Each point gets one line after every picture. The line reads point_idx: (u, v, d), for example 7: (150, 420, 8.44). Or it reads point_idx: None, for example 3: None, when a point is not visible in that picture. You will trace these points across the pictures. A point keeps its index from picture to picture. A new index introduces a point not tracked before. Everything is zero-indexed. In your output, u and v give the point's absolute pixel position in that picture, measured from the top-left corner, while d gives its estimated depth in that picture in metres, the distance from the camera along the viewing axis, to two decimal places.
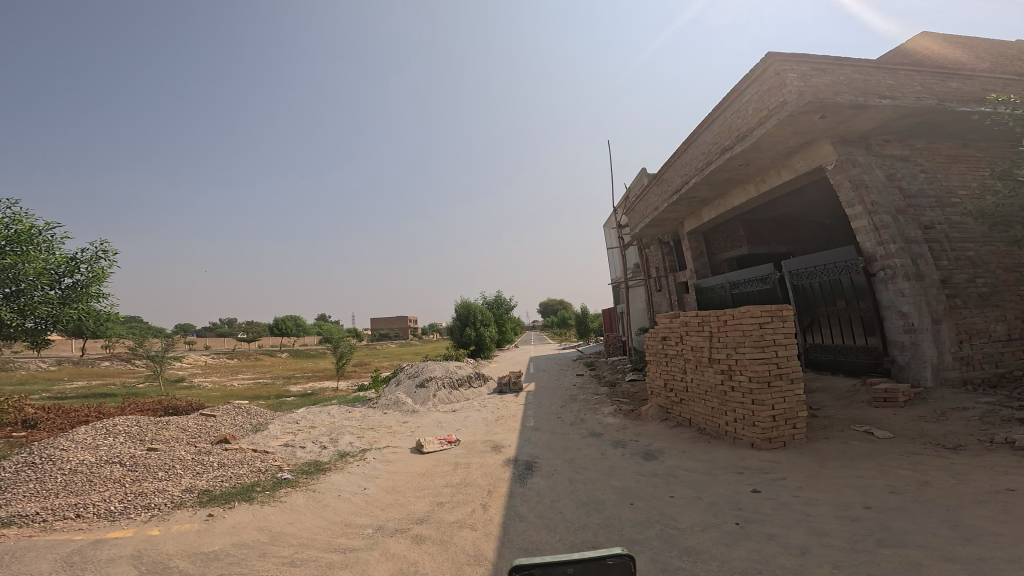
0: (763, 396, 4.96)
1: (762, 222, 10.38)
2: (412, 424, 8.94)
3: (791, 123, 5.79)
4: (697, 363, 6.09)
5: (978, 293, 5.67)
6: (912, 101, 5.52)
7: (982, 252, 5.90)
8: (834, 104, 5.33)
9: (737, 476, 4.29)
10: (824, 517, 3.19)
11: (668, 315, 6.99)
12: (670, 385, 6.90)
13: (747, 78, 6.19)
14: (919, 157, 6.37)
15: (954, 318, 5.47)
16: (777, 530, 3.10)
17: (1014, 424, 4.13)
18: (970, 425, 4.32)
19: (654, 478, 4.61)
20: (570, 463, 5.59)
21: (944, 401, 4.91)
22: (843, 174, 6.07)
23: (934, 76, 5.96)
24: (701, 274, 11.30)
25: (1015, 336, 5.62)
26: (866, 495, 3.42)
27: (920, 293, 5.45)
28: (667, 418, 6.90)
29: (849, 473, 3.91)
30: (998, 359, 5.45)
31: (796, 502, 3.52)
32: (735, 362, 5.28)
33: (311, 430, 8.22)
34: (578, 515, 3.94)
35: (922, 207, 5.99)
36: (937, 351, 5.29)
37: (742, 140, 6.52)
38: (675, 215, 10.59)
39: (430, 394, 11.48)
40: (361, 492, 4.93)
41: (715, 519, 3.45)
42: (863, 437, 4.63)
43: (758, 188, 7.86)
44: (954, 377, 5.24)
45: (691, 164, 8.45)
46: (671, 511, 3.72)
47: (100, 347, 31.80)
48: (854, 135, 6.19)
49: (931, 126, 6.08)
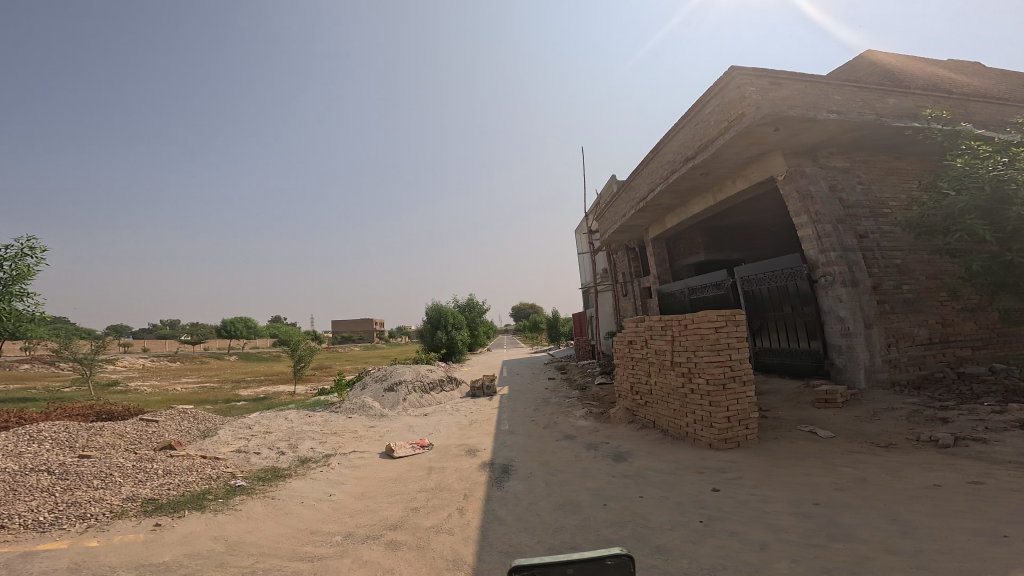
0: (719, 398, 5.50)
1: (719, 231, 11.26)
2: (379, 429, 9.02)
3: (749, 134, 6.43)
4: (659, 366, 6.60)
5: (904, 299, 6.49)
6: (856, 116, 6.22)
7: (909, 260, 6.71)
8: (788, 117, 5.98)
9: (699, 475, 4.77)
10: (781, 513, 3.69)
11: (634, 319, 7.50)
12: (635, 387, 7.43)
13: (710, 91, 6.82)
14: (858, 169, 7.19)
15: (884, 323, 6.27)
16: (738, 527, 3.55)
17: (936, 423, 4.84)
18: (900, 424, 5.02)
19: (625, 479, 5.03)
20: (545, 465, 5.94)
21: (877, 401, 5.65)
22: (792, 184, 6.84)
23: (875, 93, 6.74)
24: (664, 279, 12.08)
25: (937, 340, 6.42)
26: (816, 492, 3.96)
27: (855, 298, 6.23)
28: (633, 420, 7.43)
29: (799, 472, 4.47)
30: (921, 361, 6.26)
31: (753, 500, 4.01)
32: (694, 365, 5.79)
33: (266, 435, 8.14)
34: (556, 516, 4.27)
35: (859, 217, 6.79)
36: (869, 354, 6.07)
37: (705, 149, 7.16)
38: (642, 221, 11.31)
39: (400, 398, 11.52)
40: (328, 499, 5.04)
41: (682, 518, 3.87)
42: (809, 437, 5.25)
43: (715, 197, 8.61)
44: (884, 379, 6.04)
45: (657, 173, 9.13)
46: (642, 511, 4.13)
47: (19, 349, 29.09)
48: (804, 147, 6.95)
49: (872, 140, 6.85)
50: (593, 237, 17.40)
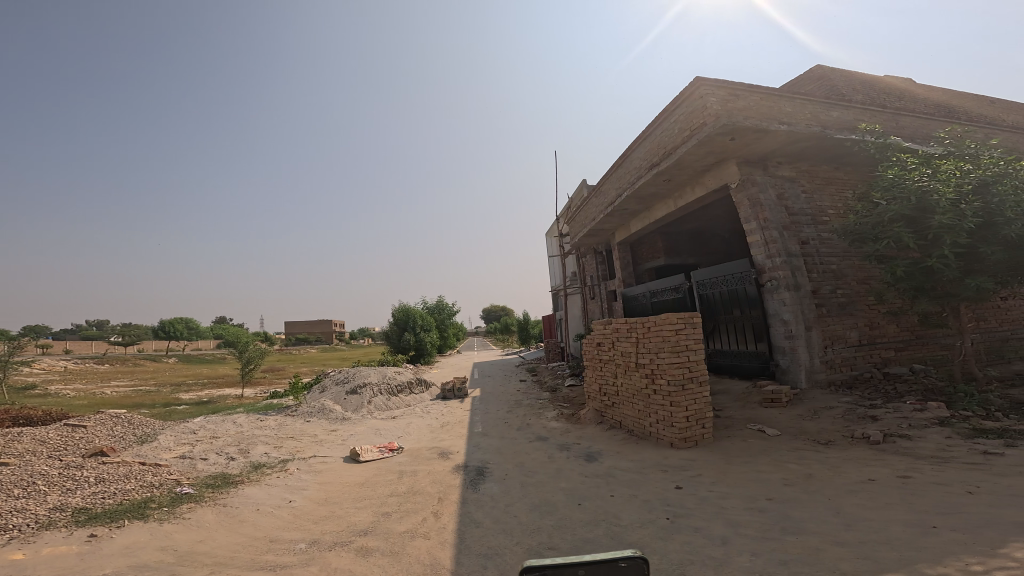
0: (679, 398, 6.03)
1: (678, 235, 12.15)
2: (341, 433, 9.03)
3: (709, 143, 7.07)
4: (626, 368, 7.13)
5: (839, 302, 7.31)
6: (803, 128, 6.87)
7: (842, 266, 7.53)
8: (744, 128, 6.59)
9: (663, 474, 5.24)
10: (739, 509, 4.15)
11: (603, 322, 8.04)
12: (603, 389, 7.98)
13: (678, 98, 7.49)
14: (803, 178, 7.92)
15: (822, 326, 7.10)
16: (701, 523, 3.98)
17: (867, 421, 5.58)
18: (836, 422, 5.73)
19: (597, 479, 5.42)
20: (518, 467, 6.24)
21: (816, 400, 6.43)
22: (744, 192, 7.57)
23: (821, 106, 7.38)
24: (628, 281, 13.05)
25: (866, 342, 7.27)
26: (768, 488, 4.47)
27: (797, 302, 7.03)
28: (601, 421, 7.98)
29: (752, 469, 5.01)
30: (853, 362, 7.10)
31: (713, 496, 4.48)
32: (657, 366, 6.31)
33: (212, 441, 7.96)
34: (533, 517, 4.53)
35: (801, 224, 7.57)
36: (809, 355, 6.88)
37: (669, 156, 7.86)
38: (611, 224, 12.13)
39: (363, 401, 11.47)
40: (287, 505, 5.00)
41: (651, 516, 4.26)
42: (758, 435, 5.88)
43: (676, 203, 9.48)
44: (822, 379, 6.86)
45: (627, 177, 9.96)
46: (614, 510, 4.49)
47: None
48: (756, 156, 7.65)
49: (816, 150, 7.51)
50: (563, 242, 18.10)
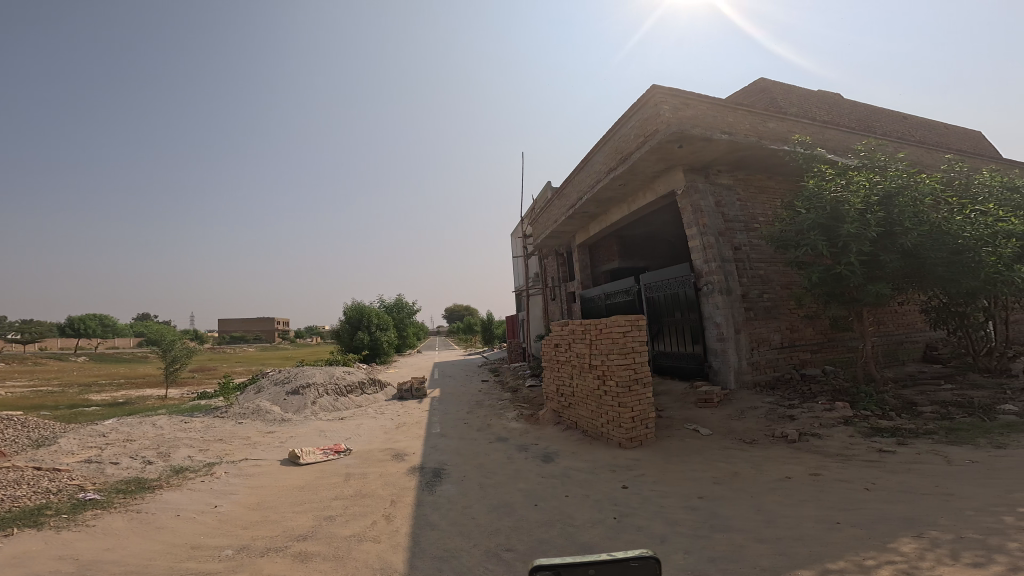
0: (625, 399, 6.53)
1: (630, 237, 12.95)
2: (280, 435, 8.65)
3: (661, 149, 7.63)
4: (580, 368, 7.57)
5: (764, 305, 8.24)
6: (743, 137, 7.57)
7: (769, 272, 8.47)
8: (690, 136, 7.20)
9: (612, 474, 5.66)
10: (677, 508, 4.60)
11: (559, 324, 8.45)
12: (560, 390, 8.41)
13: (636, 105, 8.09)
14: (740, 186, 8.74)
15: (749, 328, 8.00)
16: (644, 522, 4.38)
17: (785, 420, 6.40)
18: (760, 421, 6.53)
19: (553, 479, 5.72)
20: (475, 468, 6.40)
21: (743, 401, 7.26)
22: (688, 199, 8.30)
23: (759, 118, 8.14)
24: (586, 283, 13.72)
25: (787, 344, 8.26)
26: (703, 487, 4.98)
27: (728, 305, 7.88)
28: (558, 421, 8.42)
29: (690, 468, 5.55)
30: (775, 364, 8.06)
31: (655, 495, 4.91)
32: (607, 367, 6.77)
33: (128, 444, 7.36)
34: (491, 518, 4.67)
35: (735, 231, 8.42)
36: (737, 357, 7.76)
37: (626, 160, 8.46)
38: (571, 226, 12.73)
39: (306, 402, 10.97)
40: (214, 509, 4.75)
41: (600, 515, 4.60)
42: (695, 435, 6.51)
43: (630, 207, 10.16)
44: (748, 380, 7.76)
45: (589, 180, 10.58)
46: (568, 511, 4.76)
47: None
48: (699, 165, 8.37)
49: (752, 160, 8.30)
50: (526, 242, 18.51)
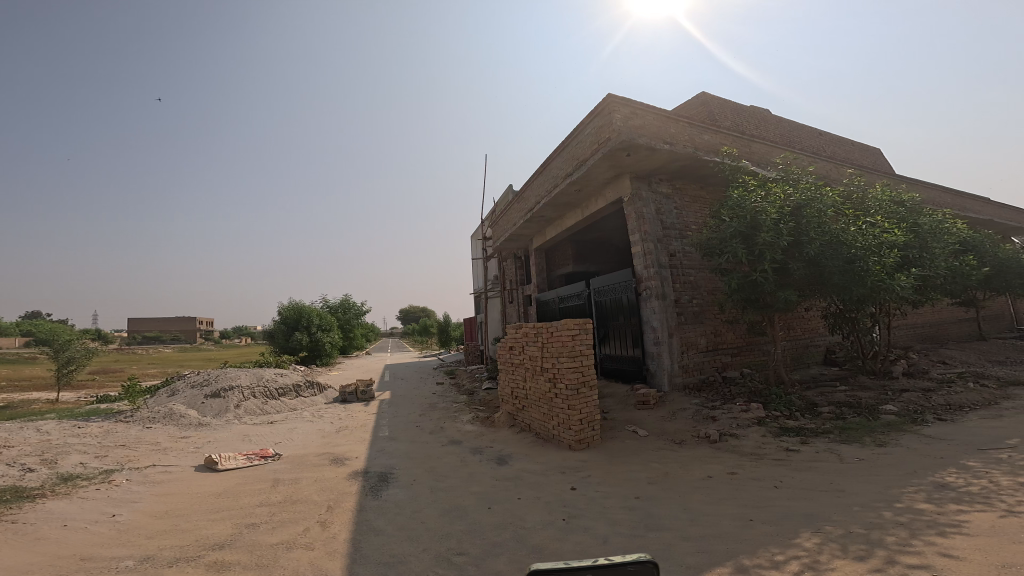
0: (573, 401, 6.99)
1: (583, 242, 13.60)
2: (195, 440, 8.07)
3: (612, 157, 8.29)
4: (532, 371, 8.01)
5: (694, 310, 9.19)
6: (682, 148, 8.36)
7: (699, 278, 9.41)
8: (637, 144, 7.89)
9: (561, 476, 6.03)
10: (617, 508, 5.03)
11: (515, 327, 8.84)
12: (515, 392, 8.80)
13: (593, 114, 8.72)
14: (677, 196, 9.56)
15: (681, 333, 8.89)
16: (589, 522, 4.69)
17: (709, 421, 7.21)
18: (687, 422, 7.30)
19: (506, 482, 5.99)
20: (427, 473, 6.45)
21: (675, 403, 8.06)
22: (634, 206, 9.02)
23: (696, 129, 8.95)
24: (542, 287, 14.31)
25: (713, 348, 9.26)
26: (639, 488, 5.48)
27: (663, 309, 8.71)
28: (513, 423, 8.79)
29: (629, 468, 6.05)
30: (702, 368, 9.02)
31: (598, 496, 5.34)
32: (557, 371, 7.22)
33: (8, 450, 6.56)
34: (444, 523, 4.63)
35: (672, 239, 9.25)
36: (670, 361, 8.59)
37: (581, 166, 9.08)
38: (528, 230, 13.29)
39: (228, 405, 10.37)
40: (110, 520, 4.33)
41: (550, 517, 4.86)
42: (633, 436, 7.16)
43: (583, 212, 10.84)
44: (679, 383, 8.63)
45: (546, 185, 11.20)
46: (521, 514, 4.97)
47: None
48: (644, 173, 9.14)
49: (688, 171, 9.16)
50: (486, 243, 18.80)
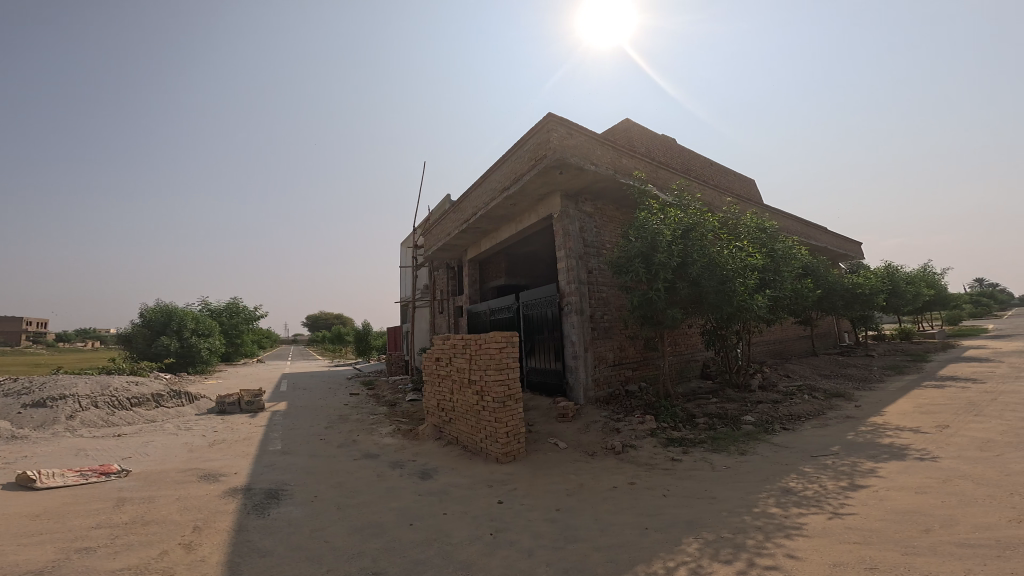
0: (500, 414, 6.78)
1: (517, 257, 14.52)
2: (9, 453, 6.21)
3: (546, 174, 8.87)
4: (460, 384, 7.63)
5: (605, 326, 9.90)
6: (606, 170, 9.17)
7: (609, 295, 10.18)
8: (569, 163, 8.53)
9: (489, 489, 5.75)
10: (542, 520, 4.84)
11: (441, 338, 8.29)
12: (441, 405, 8.23)
13: (532, 130, 9.25)
14: (598, 215, 10.37)
15: (596, 348, 9.58)
16: (515, 536, 4.39)
17: (614, 432, 7.69)
18: (597, 434, 7.72)
19: (430, 497, 5.46)
20: (335, 488, 5.54)
21: (588, 415, 8.55)
22: (562, 223, 9.67)
23: (617, 153, 9.77)
24: (473, 299, 14.22)
25: (621, 362, 10.06)
26: (563, 499, 5.42)
27: (581, 324, 9.34)
28: (439, 436, 8.16)
29: (552, 481, 6.02)
30: (610, 383, 9.73)
31: (524, 509, 5.11)
32: (483, 384, 6.95)
33: None
34: (357, 541, 4.03)
35: (591, 257, 9.96)
36: (586, 375, 9.21)
37: (518, 181, 9.56)
38: (463, 241, 13.44)
39: (57, 417, 7.84)
40: None
41: (477, 532, 4.47)
42: (554, 448, 7.29)
43: (518, 225, 11.31)
44: (592, 396, 9.23)
45: (484, 197, 11.52)
46: (446, 528, 4.51)
47: None
48: (572, 192, 9.84)
49: (609, 192, 10.05)
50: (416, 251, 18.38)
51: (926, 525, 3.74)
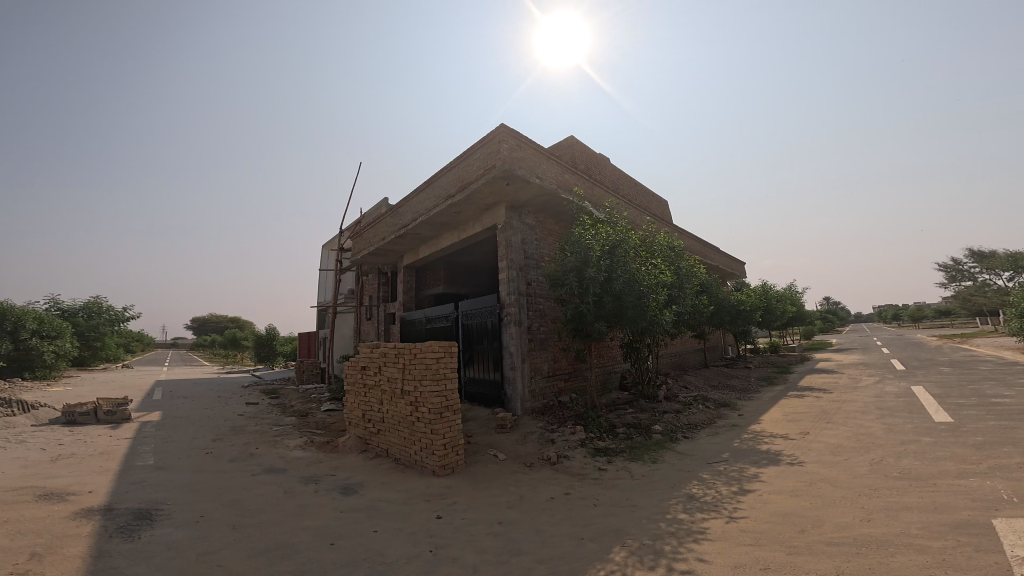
0: (439, 426, 5.40)
1: (458, 265, 12.70)
2: None
3: (492, 185, 7.83)
4: (390, 394, 6.05)
5: (542, 338, 8.75)
6: (553, 186, 8.30)
7: (548, 307, 9.07)
8: (516, 176, 7.55)
9: (426, 504, 4.50)
10: (487, 534, 3.82)
11: (369, 344, 6.61)
12: (368, 416, 6.51)
13: (483, 140, 8.06)
14: (541, 229, 9.31)
15: (533, 359, 8.41)
16: (459, 552, 3.44)
17: (550, 443, 6.59)
18: (533, 445, 6.57)
19: (355, 513, 4.16)
20: (228, 505, 4.18)
21: (526, 425, 7.36)
22: (506, 234, 8.54)
23: (563, 168, 8.95)
24: (409, 306, 12.35)
25: (557, 373, 8.96)
26: (518, 509, 4.45)
27: (520, 336, 8.23)
28: (365, 449, 6.39)
29: (500, 491, 4.97)
30: (546, 395, 8.56)
31: (467, 523, 4.04)
32: (419, 395, 5.53)
33: None
34: (254, 566, 3.00)
35: (531, 270, 8.82)
36: (524, 386, 8.04)
37: (463, 190, 8.32)
38: (399, 248, 11.54)
39: None
40: None
41: (413, 550, 3.45)
42: (494, 460, 6.07)
43: (460, 235, 9.90)
44: (529, 408, 8.05)
45: (423, 204, 9.93)
46: (376, 547, 3.45)
47: None
48: (518, 204, 8.75)
49: (551, 207, 9.13)
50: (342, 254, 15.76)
51: (802, 525, 3.59)
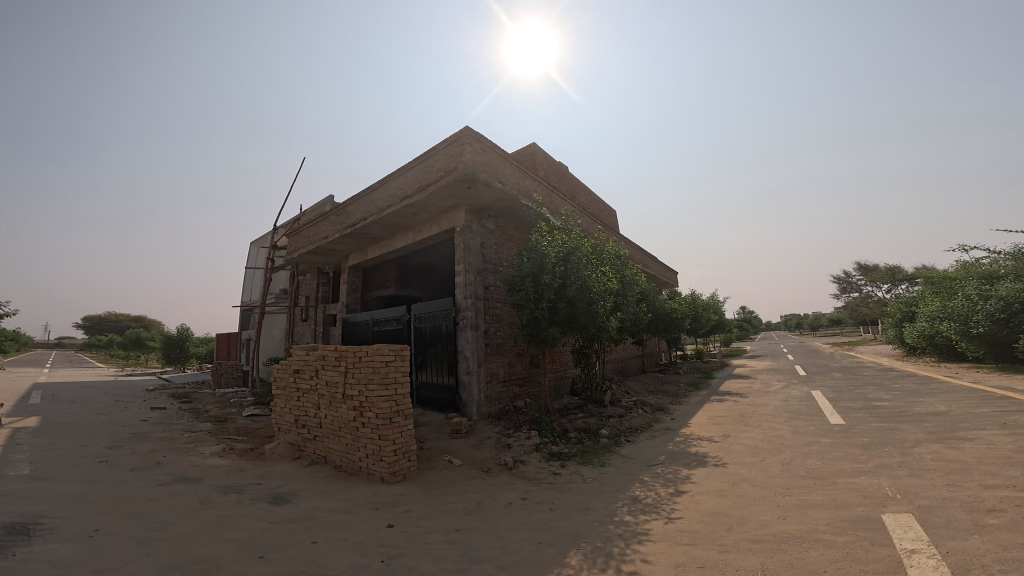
0: (389, 432, 4.36)
1: (411, 265, 11.15)
2: None
3: (452, 188, 6.69)
4: (330, 398, 4.88)
5: (499, 342, 7.63)
6: (517, 195, 7.26)
7: (505, 311, 7.94)
8: (479, 180, 6.49)
9: (374, 513, 3.59)
10: (446, 540, 3.02)
11: (305, 346, 5.37)
12: (302, 421, 5.27)
13: (447, 140, 6.86)
14: (503, 237, 8.15)
15: (490, 363, 7.29)
16: (418, 559, 2.63)
17: (508, 448, 5.61)
18: (491, 450, 5.58)
19: (287, 525, 3.20)
20: (127, 517, 3.08)
21: (483, 431, 6.30)
22: (464, 238, 7.36)
23: (527, 174, 7.96)
24: (353, 309, 10.53)
25: (514, 377, 7.87)
26: (488, 513, 3.67)
27: (478, 340, 7.10)
28: (299, 457, 5.18)
29: (459, 494, 4.13)
30: (501, 400, 7.45)
31: (422, 531, 3.20)
32: (365, 401, 4.44)
33: None
34: None
35: (490, 275, 7.68)
36: (480, 390, 6.93)
37: (420, 192, 7.06)
38: (344, 247, 9.84)
39: None
40: None
41: (360, 560, 2.60)
42: (447, 464, 5.13)
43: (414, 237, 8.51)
44: (485, 412, 6.95)
45: (371, 203, 8.40)
46: (315, 559, 2.57)
47: None
48: (479, 209, 7.58)
49: (513, 216, 8.03)
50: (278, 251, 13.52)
51: (728, 525, 2.95)
